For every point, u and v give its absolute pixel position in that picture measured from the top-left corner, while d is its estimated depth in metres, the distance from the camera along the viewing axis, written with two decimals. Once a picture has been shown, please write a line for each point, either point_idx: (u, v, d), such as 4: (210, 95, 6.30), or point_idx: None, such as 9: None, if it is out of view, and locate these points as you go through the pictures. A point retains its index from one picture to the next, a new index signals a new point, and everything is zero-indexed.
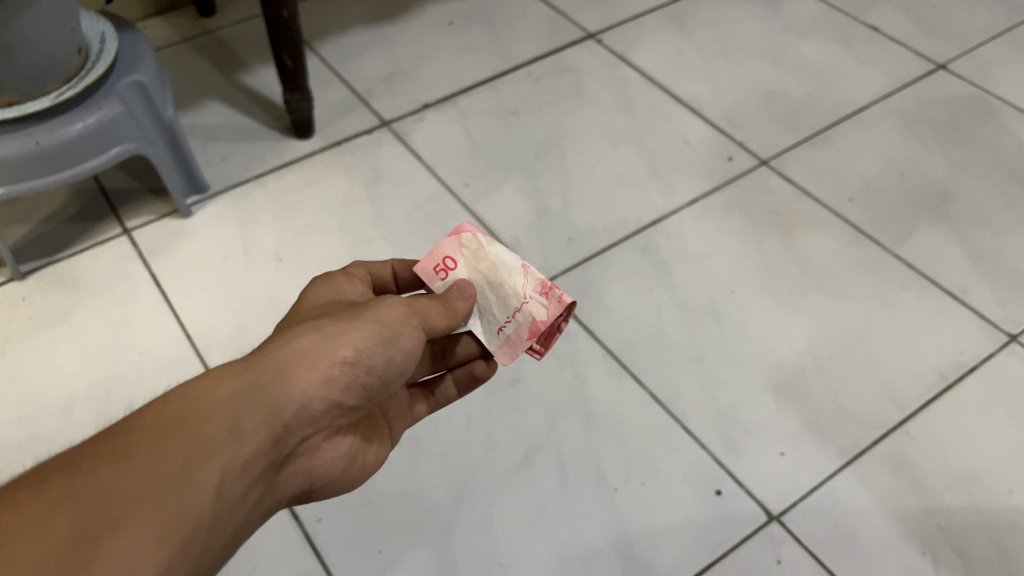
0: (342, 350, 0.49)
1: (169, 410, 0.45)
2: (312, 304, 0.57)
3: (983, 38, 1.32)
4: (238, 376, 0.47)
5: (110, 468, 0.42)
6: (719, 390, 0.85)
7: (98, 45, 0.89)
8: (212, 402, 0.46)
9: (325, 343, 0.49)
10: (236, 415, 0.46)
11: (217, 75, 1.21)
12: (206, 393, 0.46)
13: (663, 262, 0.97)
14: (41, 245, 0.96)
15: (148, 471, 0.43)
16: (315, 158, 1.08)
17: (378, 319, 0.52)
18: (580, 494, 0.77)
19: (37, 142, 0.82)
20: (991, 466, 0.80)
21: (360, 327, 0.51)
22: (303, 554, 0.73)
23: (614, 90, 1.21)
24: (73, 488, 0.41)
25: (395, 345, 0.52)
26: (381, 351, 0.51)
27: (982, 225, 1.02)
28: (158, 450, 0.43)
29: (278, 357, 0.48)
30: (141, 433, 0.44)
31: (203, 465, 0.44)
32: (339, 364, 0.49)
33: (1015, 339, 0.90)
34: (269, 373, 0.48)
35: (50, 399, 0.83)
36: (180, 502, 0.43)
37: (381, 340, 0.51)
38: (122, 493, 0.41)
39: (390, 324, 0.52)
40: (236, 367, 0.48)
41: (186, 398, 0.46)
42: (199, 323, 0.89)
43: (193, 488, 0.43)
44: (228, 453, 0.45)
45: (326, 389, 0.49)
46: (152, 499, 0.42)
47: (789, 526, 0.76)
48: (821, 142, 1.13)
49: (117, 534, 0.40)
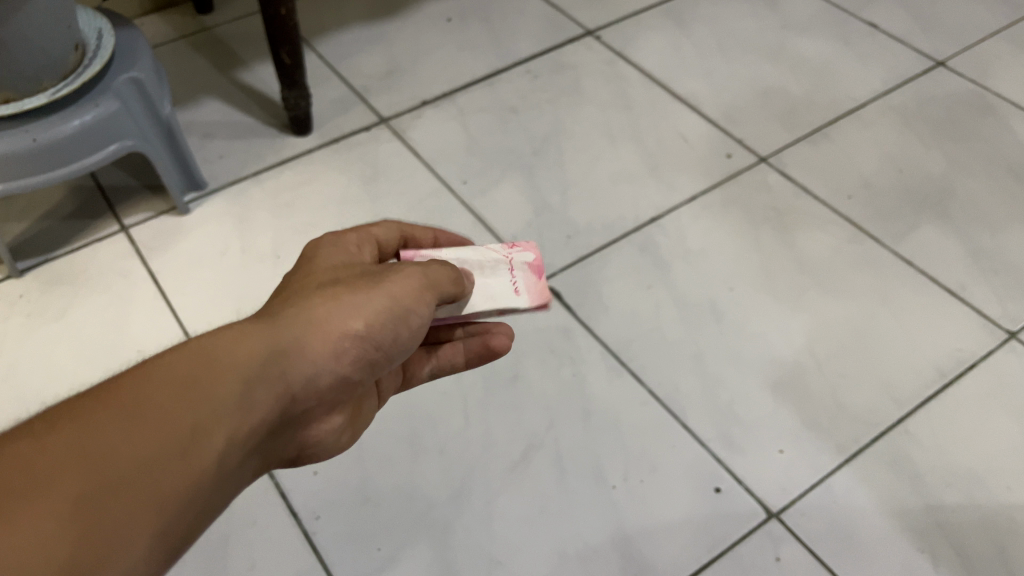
0: (355, 322, 0.50)
1: (182, 363, 0.43)
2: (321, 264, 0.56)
3: (982, 35, 1.32)
4: (253, 338, 0.46)
5: (122, 424, 0.39)
6: (718, 388, 0.85)
7: (95, 42, 0.88)
8: (229, 362, 0.44)
9: (340, 315, 0.50)
10: (252, 377, 0.45)
11: (215, 72, 1.21)
12: (222, 353, 0.44)
13: (662, 259, 0.97)
14: (39, 242, 0.96)
15: (163, 430, 0.40)
16: (313, 155, 1.08)
17: (392, 292, 0.52)
18: (579, 491, 0.77)
19: (35, 139, 0.81)
20: (990, 464, 0.80)
21: (374, 297, 0.51)
22: (301, 552, 0.73)
23: (612, 87, 1.20)
24: (83, 442, 0.38)
25: (404, 320, 0.53)
26: (391, 325, 0.52)
27: (981, 222, 1.02)
28: (174, 406, 0.41)
29: (294, 325, 0.48)
30: (155, 387, 0.41)
31: (214, 429, 0.42)
32: (349, 336, 0.50)
33: (1014, 336, 0.90)
34: (285, 340, 0.47)
35: (48, 397, 0.82)
36: (192, 466, 0.41)
37: (392, 313, 0.52)
38: (137, 451, 0.39)
39: (403, 296, 0.53)
40: (249, 327, 0.47)
41: (198, 353, 0.44)
42: (197, 321, 0.89)
43: (207, 452, 0.41)
44: (243, 416, 0.44)
45: (335, 361, 0.50)
46: (168, 461, 0.40)
47: (788, 524, 0.76)
48: (820, 139, 1.13)
49: (122, 497, 0.37)
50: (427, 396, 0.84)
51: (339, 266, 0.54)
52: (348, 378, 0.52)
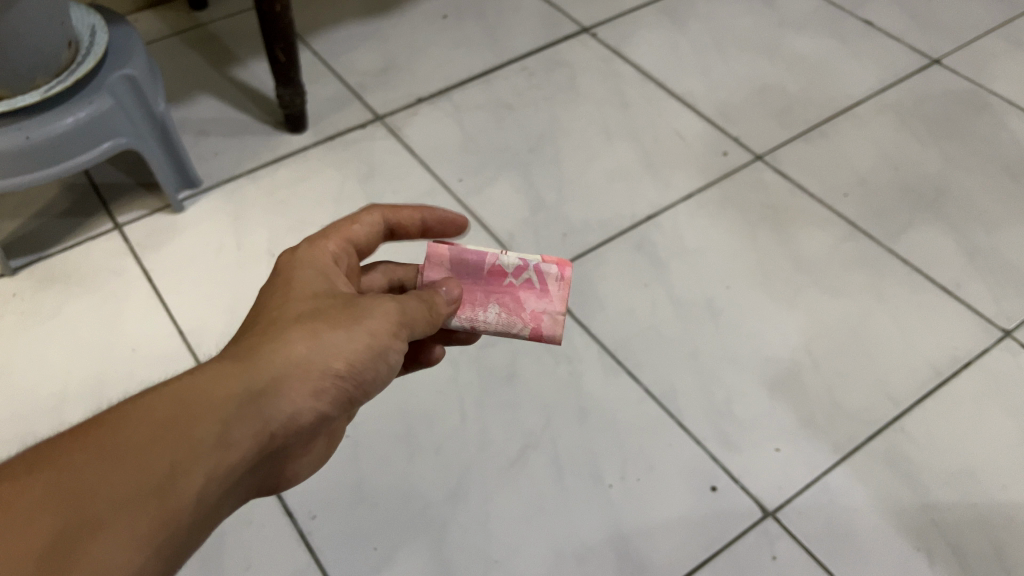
0: (333, 362, 0.49)
1: (162, 403, 0.42)
2: (299, 289, 0.52)
3: (977, 33, 1.32)
4: (231, 378, 0.45)
5: (101, 466, 0.39)
6: (715, 386, 0.85)
7: (88, 38, 0.88)
8: (209, 404, 0.43)
9: (321, 353, 0.48)
10: (229, 419, 0.43)
11: (210, 69, 1.20)
12: (201, 394, 0.43)
13: (658, 257, 0.97)
14: (31, 241, 0.96)
15: (137, 473, 0.39)
16: (308, 153, 1.08)
17: (369, 327, 0.50)
18: (575, 490, 0.77)
19: (27, 137, 0.81)
20: (985, 461, 0.80)
21: (355, 335, 0.50)
22: (297, 552, 0.73)
23: (608, 84, 1.20)
24: (59, 485, 0.38)
25: (383, 356, 0.51)
26: (370, 362, 0.51)
27: (976, 220, 1.02)
28: (150, 448, 0.40)
29: (271, 364, 0.46)
30: (129, 430, 0.40)
31: (191, 470, 0.41)
32: (327, 377, 0.48)
33: (1010, 334, 0.90)
34: (264, 380, 0.46)
35: (42, 396, 0.82)
36: (168, 510, 0.40)
37: (370, 352, 0.50)
38: (110, 495, 0.38)
39: (380, 333, 0.51)
40: (227, 366, 0.45)
41: (176, 394, 0.43)
42: (192, 320, 0.89)
43: (183, 494, 0.40)
44: (220, 458, 0.42)
45: (314, 401, 0.48)
46: (143, 503, 0.39)
47: (783, 522, 0.76)
48: (816, 137, 1.13)
49: (100, 539, 0.37)
50: (423, 395, 0.84)
51: (320, 292, 0.52)
52: (327, 415, 0.51)
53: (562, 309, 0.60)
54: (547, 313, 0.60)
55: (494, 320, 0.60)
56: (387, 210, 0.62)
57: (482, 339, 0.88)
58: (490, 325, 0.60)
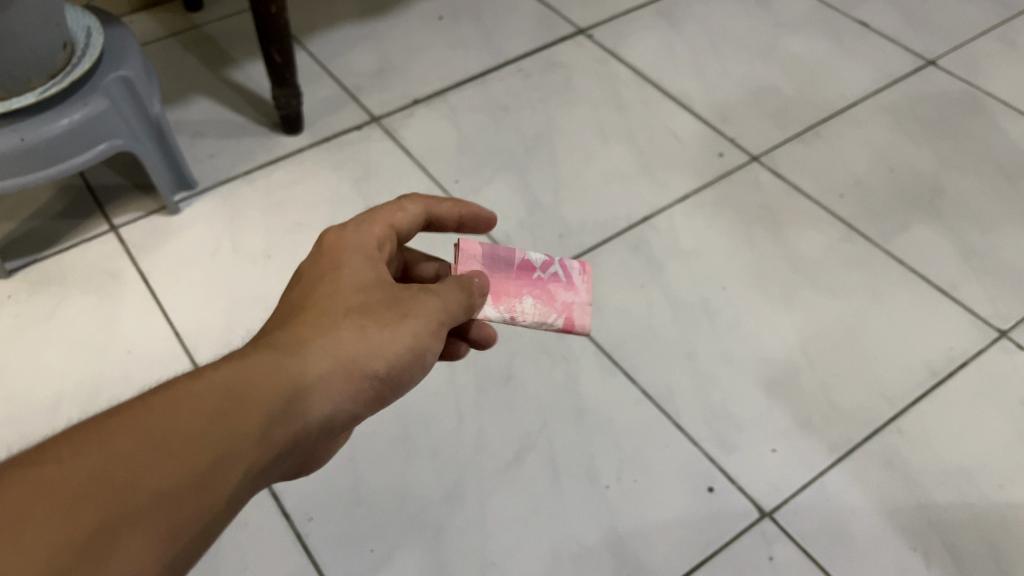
0: (375, 363, 0.49)
1: (214, 391, 0.41)
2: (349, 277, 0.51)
3: (972, 35, 1.33)
4: (281, 372, 0.44)
5: (154, 451, 0.37)
6: (711, 387, 0.85)
7: (83, 40, 0.88)
8: (260, 399, 0.42)
9: (365, 352, 0.48)
10: (277, 416, 0.42)
11: (204, 70, 1.20)
12: (251, 386, 0.42)
13: (654, 258, 0.97)
14: (27, 243, 0.95)
15: (192, 463, 0.37)
16: (303, 154, 1.08)
17: (414, 327, 0.51)
18: (573, 492, 0.77)
19: (23, 138, 0.80)
20: (981, 461, 0.81)
21: (399, 336, 0.50)
22: (294, 554, 0.73)
23: (604, 85, 1.20)
24: (109, 469, 0.35)
25: (420, 357, 0.52)
26: (407, 363, 0.51)
27: (971, 221, 1.03)
28: (204, 434, 0.38)
29: (318, 360, 0.46)
30: (183, 414, 0.38)
31: (239, 464, 0.39)
32: (369, 376, 0.49)
33: (1005, 335, 0.91)
34: (309, 378, 0.45)
35: (37, 398, 0.82)
36: (215, 504, 0.38)
37: (411, 352, 0.51)
38: (163, 483, 0.36)
39: (422, 333, 0.51)
40: (276, 358, 0.44)
41: (229, 384, 0.41)
42: (188, 321, 0.88)
43: (230, 489, 0.39)
44: (265, 454, 0.41)
45: (352, 401, 0.48)
46: (193, 495, 0.37)
47: (780, 523, 0.76)
48: (812, 138, 1.13)
49: (148, 530, 0.34)
50: (421, 396, 0.84)
51: (369, 282, 0.51)
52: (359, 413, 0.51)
53: (587, 299, 0.66)
54: (564, 299, 0.65)
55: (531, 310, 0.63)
56: (428, 199, 0.61)
57: None
58: (529, 313, 0.63)
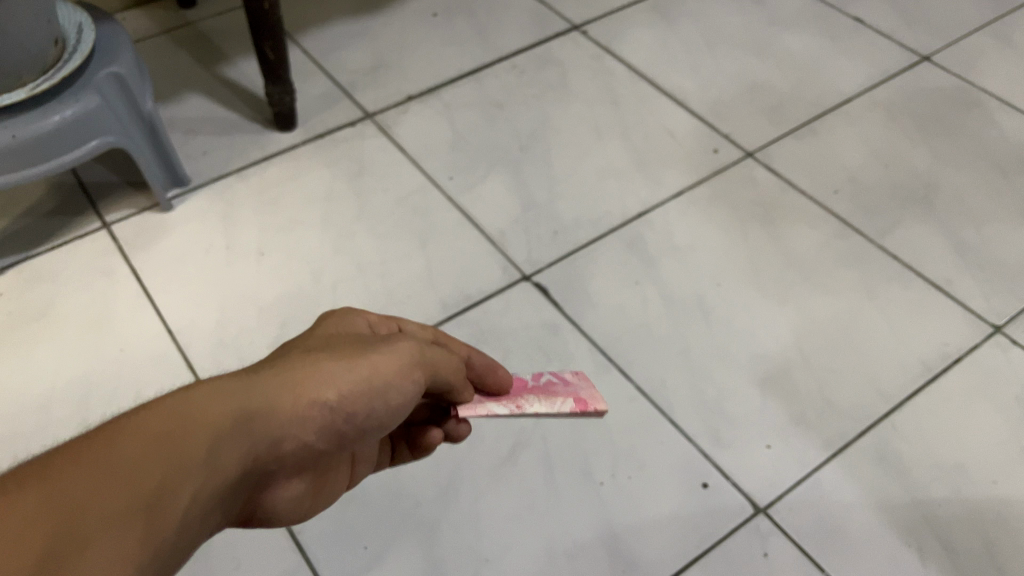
0: (330, 393, 0.49)
1: (160, 417, 0.41)
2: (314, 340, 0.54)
3: (966, 30, 1.33)
4: (229, 399, 0.44)
5: (94, 472, 0.37)
6: (706, 383, 0.85)
7: (74, 36, 0.87)
8: (205, 422, 0.42)
9: (320, 383, 0.48)
10: (222, 441, 0.43)
11: (198, 67, 1.19)
12: (197, 410, 0.43)
13: (649, 255, 0.97)
14: (19, 240, 0.95)
15: (130, 482, 0.38)
16: (297, 151, 1.07)
17: (375, 362, 0.51)
18: (567, 489, 0.77)
19: (15, 135, 0.80)
20: (975, 456, 0.81)
21: (357, 368, 0.50)
22: (287, 551, 0.72)
23: (599, 82, 1.20)
24: (51, 489, 0.36)
25: (385, 393, 0.52)
26: (368, 396, 0.51)
27: (965, 216, 1.02)
28: (145, 456, 0.39)
29: (269, 391, 0.47)
30: (126, 438, 0.40)
31: (180, 485, 0.40)
32: (323, 406, 0.48)
33: (999, 330, 0.91)
34: (260, 405, 0.46)
35: (28, 397, 0.81)
36: (154, 523, 0.38)
37: (372, 385, 0.51)
38: (101, 503, 0.37)
39: (385, 367, 0.51)
40: (226, 385, 0.45)
41: (176, 410, 0.42)
42: (181, 319, 0.88)
43: (172, 509, 0.39)
44: (210, 477, 0.42)
45: (306, 432, 0.48)
46: (131, 513, 0.37)
47: (775, 519, 0.76)
48: (806, 134, 1.13)
49: (85, 546, 0.35)
50: None
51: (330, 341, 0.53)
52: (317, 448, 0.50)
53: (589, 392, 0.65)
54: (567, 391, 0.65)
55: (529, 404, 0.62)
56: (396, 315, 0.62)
57: (473, 336, 0.88)
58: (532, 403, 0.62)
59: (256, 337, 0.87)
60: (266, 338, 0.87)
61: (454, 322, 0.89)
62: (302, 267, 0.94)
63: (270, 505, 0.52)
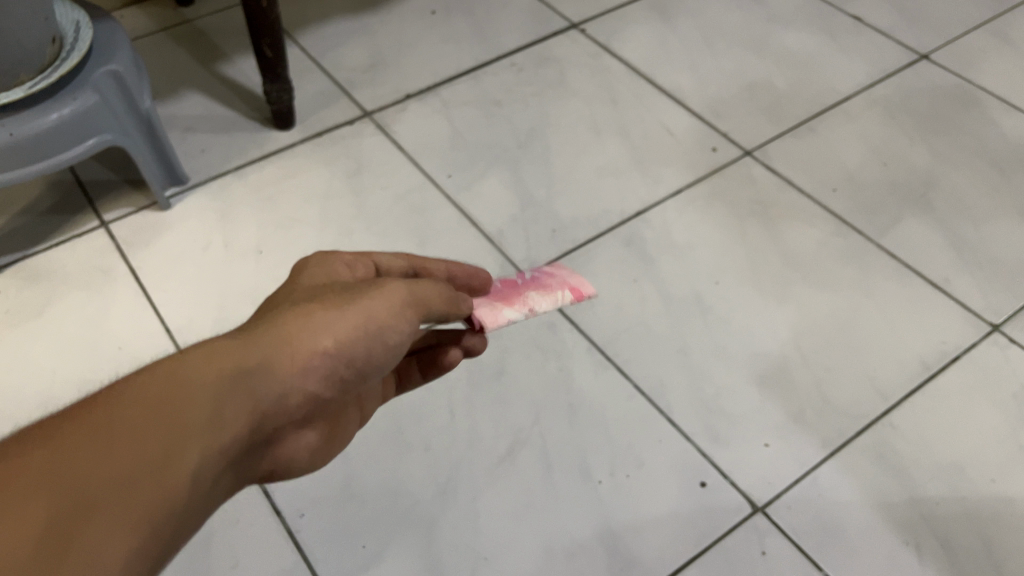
0: (326, 340, 0.47)
1: (150, 381, 0.41)
2: (300, 289, 0.53)
3: (965, 29, 1.33)
4: (222, 357, 0.44)
5: (90, 444, 0.37)
6: (704, 382, 0.85)
7: (72, 34, 0.87)
8: (198, 382, 0.41)
9: (314, 330, 0.47)
10: (220, 398, 0.42)
11: (196, 65, 1.19)
12: (189, 371, 0.42)
13: (647, 253, 0.97)
14: (17, 238, 0.95)
15: (128, 451, 0.38)
16: (295, 149, 1.07)
17: (368, 304, 0.50)
18: (565, 487, 0.77)
19: (11, 134, 0.80)
20: (973, 455, 0.81)
21: (352, 313, 0.49)
22: (286, 550, 0.72)
23: (597, 80, 1.20)
24: (46, 466, 0.36)
25: (382, 334, 0.50)
26: (367, 340, 0.49)
27: (964, 215, 1.03)
28: (140, 427, 0.38)
29: (263, 344, 0.46)
30: (120, 408, 0.39)
31: (182, 448, 0.39)
32: (322, 354, 0.47)
33: (997, 329, 0.91)
34: (255, 358, 0.45)
35: (27, 396, 0.81)
36: (158, 488, 0.38)
37: (369, 327, 0.49)
38: (100, 475, 0.36)
39: (379, 308, 0.50)
40: (217, 344, 0.44)
41: (167, 372, 0.41)
42: (179, 317, 0.88)
43: (176, 475, 0.39)
44: (211, 436, 0.41)
45: (307, 382, 0.47)
46: (132, 483, 0.37)
47: (773, 517, 0.76)
48: (805, 132, 1.13)
49: (91, 520, 0.35)
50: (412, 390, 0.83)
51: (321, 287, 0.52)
52: (318, 397, 0.49)
53: (572, 275, 0.70)
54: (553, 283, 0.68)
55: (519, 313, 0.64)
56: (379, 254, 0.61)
57: None
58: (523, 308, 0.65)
59: None
60: None
61: None
62: None
63: (285, 454, 0.51)
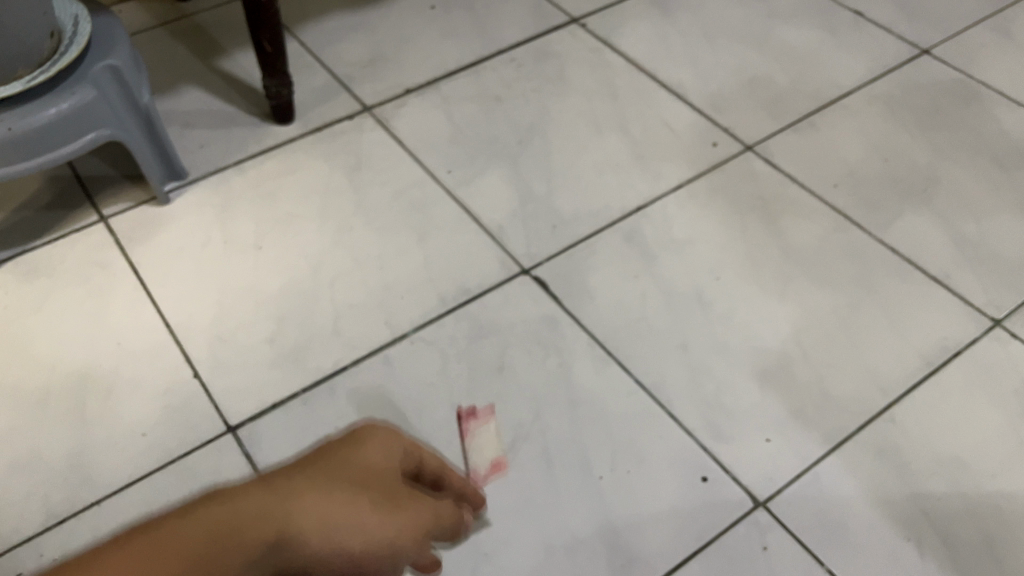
0: (363, 539, 0.43)
1: (204, 521, 0.36)
2: (348, 462, 0.49)
3: (966, 24, 1.32)
4: (273, 518, 0.39)
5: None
6: (705, 377, 0.85)
7: (71, 28, 0.87)
8: (248, 540, 0.37)
9: (354, 515, 0.43)
10: (259, 564, 0.37)
11: (195, 60, 1.19)
12: (239, 519, 0.37)
13: (648, 248, 0.96)
14: (15, 233, 0.95)
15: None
16: (294, 144, 1.07)
17: (403, 526, 0.47)
18: (565, 483, 0.77)
19: (9, 128, 0.80)
20: (975, 450, 0.80)
21: (389, 524, 0.46)
22: None
23: (598, 75, 1.19)
24: None
25: (401, 561, 0.47)
26: (391, 563, 0.46)
27: (965, 210, 1.02)
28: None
29: (310, 506, 0.41)
30: (165, 550, 0.33)
31: None
32: (344, 557, 0.42)
33: (999, 324, 0.91)
34: (302, 522, 0.40)
35: (26, 391, 0.81)
36: None
37: (396, 544, 0.46)
38: None
39: (406, 536, 0.47)
40: (267, 500, 0.40)
41: (218, 519, 0.36)
42: (179, 312, 0.88)
43: None
44: None
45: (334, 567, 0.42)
46: None
47: (774, 512, 0.76)
48: (806, 127, 1.13)
49: None
50: (412, 386, 0.83)
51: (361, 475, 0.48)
52: None
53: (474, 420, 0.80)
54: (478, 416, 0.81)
55: (478, 442, 0.79)
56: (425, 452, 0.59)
57: (472, 330, 0.88)
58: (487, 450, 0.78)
59: (255, 331, 0.87)
60: (264, 332, 0.87)
61: (453, 316, 0.89)
62: (300, 261, 0.93)
63: None
